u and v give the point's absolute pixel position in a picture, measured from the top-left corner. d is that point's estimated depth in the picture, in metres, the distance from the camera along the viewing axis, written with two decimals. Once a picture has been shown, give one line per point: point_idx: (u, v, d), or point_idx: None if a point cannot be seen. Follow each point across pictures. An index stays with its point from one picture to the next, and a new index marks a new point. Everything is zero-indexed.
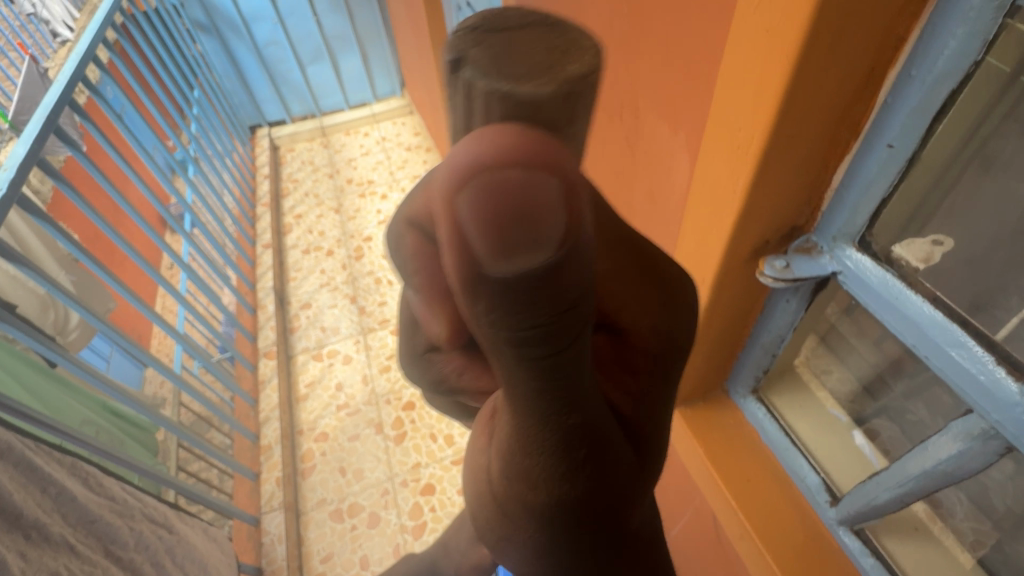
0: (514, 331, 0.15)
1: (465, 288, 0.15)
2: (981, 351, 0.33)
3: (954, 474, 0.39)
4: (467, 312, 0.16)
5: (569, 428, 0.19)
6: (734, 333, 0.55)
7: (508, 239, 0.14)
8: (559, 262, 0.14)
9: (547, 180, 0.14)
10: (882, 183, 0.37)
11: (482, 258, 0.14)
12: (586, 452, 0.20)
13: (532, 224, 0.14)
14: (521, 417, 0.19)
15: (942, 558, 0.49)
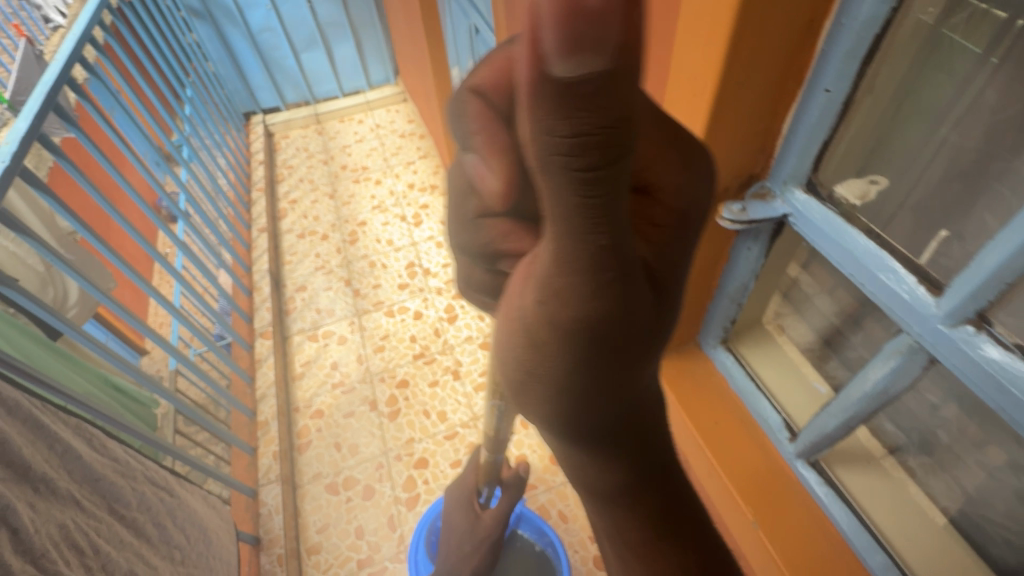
0: (571, 138, 0.17)
1: (532, 92, 0.16)
2: (905, 272, 0.38)
3: (889, 393, 0.43)
4: (528, 118, 0.17)
5: (602, 243, 0.22)
6: (703, 283, 0.60)
7: (578, 42, 0.14)
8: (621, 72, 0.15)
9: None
10: (824, 126, 0.41)
11: (557, 69, 0.15)
12: (610, 268, 0.23)
13: (599, 32, 0.14)
14: (562, 228, 0.21)
15: (890, 486, 0.53)
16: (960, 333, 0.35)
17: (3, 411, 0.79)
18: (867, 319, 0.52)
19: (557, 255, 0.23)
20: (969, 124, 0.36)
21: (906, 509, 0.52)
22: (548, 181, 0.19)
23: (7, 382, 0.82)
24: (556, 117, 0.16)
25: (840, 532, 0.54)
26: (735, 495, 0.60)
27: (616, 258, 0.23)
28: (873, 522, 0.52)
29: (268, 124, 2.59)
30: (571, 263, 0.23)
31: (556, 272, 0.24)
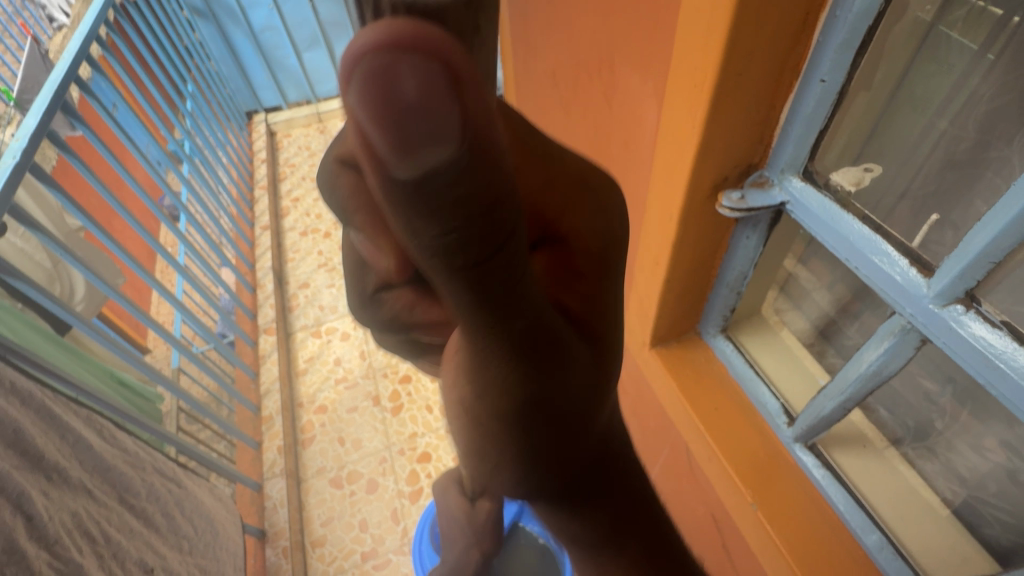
0: (437, 224, 0.18)
1: (385, 192, 0.18)
2: (897, 255, 0.39)
3: (883, 373, 0.45)
4: (390, 215, 0.19)
5: (506, 300, 0.23)
6: (703, 274, 0.61)
7: (412, 134, 0.16)
8: (459, 152, 0.17)
9: (434, 69, 0.15)
10: (821, 115, 0.42)
11: (396, 161, 0.16)
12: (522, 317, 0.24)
13: (427, 118, 0.16)
14: (460, 301, 0.22)
15: (885, 470, 0.56)
16: (949, 312, 0.36)
17: (17, 401, 0.81)
18: (862, 310, 0.55)
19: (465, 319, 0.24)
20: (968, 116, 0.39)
21: (902, 492, 0.54)
22: (431, 266, 0.21)
23: (19, 372, 0.84)
24: (411, 207, 0.18)
25: (839, 514, 0.55)
26: (733, 477, 0.61)
27: (524, 308, 0.24)
28: (870, 505, 0.53)
29: (270, 123, 2.60)
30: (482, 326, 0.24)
31: (473, 336, 0.25)
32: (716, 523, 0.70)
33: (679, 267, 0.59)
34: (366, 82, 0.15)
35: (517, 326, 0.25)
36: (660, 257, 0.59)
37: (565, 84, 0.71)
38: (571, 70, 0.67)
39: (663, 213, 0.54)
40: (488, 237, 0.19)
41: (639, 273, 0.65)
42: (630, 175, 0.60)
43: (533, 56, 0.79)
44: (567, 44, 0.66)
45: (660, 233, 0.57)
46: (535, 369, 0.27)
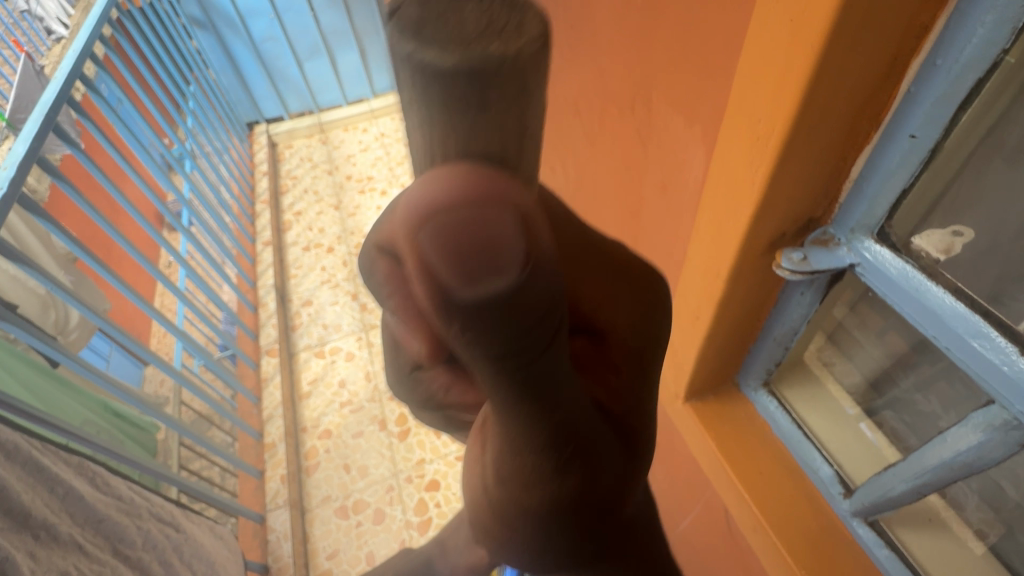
0: (492, 352, 0.17)
1: (439, 320, 0.16)
2: (1003, 341, 0.33)
3: (972, 466, 0.39)
4: (445, 340, 0.17)
5: (555, 417, 0.21)
6: (747, 327, 0.55)
7: (476, 275, 0.15)
8: (532, 274, 0.16)
9: (508, 205, 0.15)
10: (904, 173, 0.36)
11: (451, 291, 0.15)
12: (565, 439, 0.22)
13: (490, 257, 0.15)
14: (510, 416, 0.20)
15: (954, 547, 0.49)
16: None
17: (1, 455, 0.75)
18: (921, 362, 0.49)
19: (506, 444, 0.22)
20: None
21: (976, 574, 0.47)
22: (484, 381, 0.19)
23: (6, 423, 0.79)
24: (466, 333, 0.16)
25: None
26: (785, 554, 0.55)
27: (577, 423, 0.22)
28: None
29: (272, 134, 2.56)
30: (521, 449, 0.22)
31: (511, 458, 0.22)
32: None
33: (720, 323, 0.53)
34: (440, 214, 0.15)
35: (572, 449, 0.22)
36: (700, 312, 0.53)
37: (589, 115, 0.65)
38: (597, 101, 0.62)
39: (709, 267, 0.49)
40: (541, 362, 0.18)
41: (675, 324, 0.60)
42: (665, 218, 0.55)
43: (551, 82, 0.74)
44: (591, 73, 0.61)
45: (703, 286, 0.51)
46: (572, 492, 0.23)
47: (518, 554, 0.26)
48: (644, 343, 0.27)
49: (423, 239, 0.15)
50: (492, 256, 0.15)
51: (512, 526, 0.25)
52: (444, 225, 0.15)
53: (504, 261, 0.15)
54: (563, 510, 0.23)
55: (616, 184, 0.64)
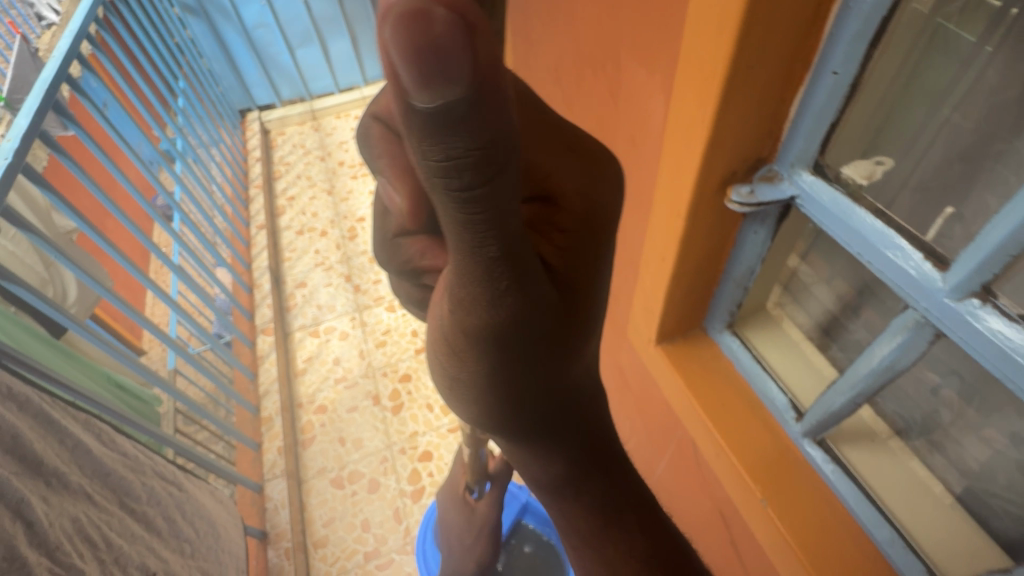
0: (443, 150, 0.22)
1: (405, 115, 0.21)
2: (912, 249, 0.39)
3: (894, 368, 0.45)
4: (408, 139, 0.23)
5: (494, 226, 0.27)
6: (709, 269, 0.61)
7: (432, 76, 0.20)
8: (477, 87, 0.20)
9: (462, 27, 0.19)
10: (831, 110, 0.41)
11: (410, 88, 0.20)
12: (502, 243, 0.28)
13: (441, 60, 0.19)
14: (459, 220, 0.26)
15: (892, 461, 0.55)
16: (965, 305, 0.36)
17: (14, 406, 0.80)
18: (864, 306, 0.56)
19: (459, 251, 0.28)
20: (960, 100, 0.39)
21: (911, 484, 0.54)
22: (435, 187, 0.24)
23: (15, 377, 0.83)
24: (425, 127, 0.21)
25: (847, 506, 0.55)
26: (743, 472, 0.61)
27: (515, 240, 0.28)
28: (879, 497, 0.53)
29: (264, 121, 2.59)
30: (468, 248, 0.28)
31: (465, 262, 0.29)
32: (721, 518, 0.70)
33: (684, 263, 0.58)
34: (404, 18, 0.19)
35: (511, 260, 0.29)
36: (666, 254, 0.59)
37: (568, 79, 0.70)
38: (573, 65, 0.67)
39: (671, 208, 0.54)
40: (485, 172, 0.23)
41: (645, 270, 0.65)
42: (633, 169, 0.60)
43: (532, 52, 0.79)
44: (567, 38, 0.66)
45: (667, 227, 0.56)
46: (505, 287, 0.30)
47: (470, 347, 0.34)
48: (587, 204, 0.41)
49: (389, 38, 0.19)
50: (443, 59, 0.19)
51: (467, 314, 0.32)
52: (403, 25, 0.19)
53: (451, 67, 0.19)
54: (502, 302, 0.31)
55: None
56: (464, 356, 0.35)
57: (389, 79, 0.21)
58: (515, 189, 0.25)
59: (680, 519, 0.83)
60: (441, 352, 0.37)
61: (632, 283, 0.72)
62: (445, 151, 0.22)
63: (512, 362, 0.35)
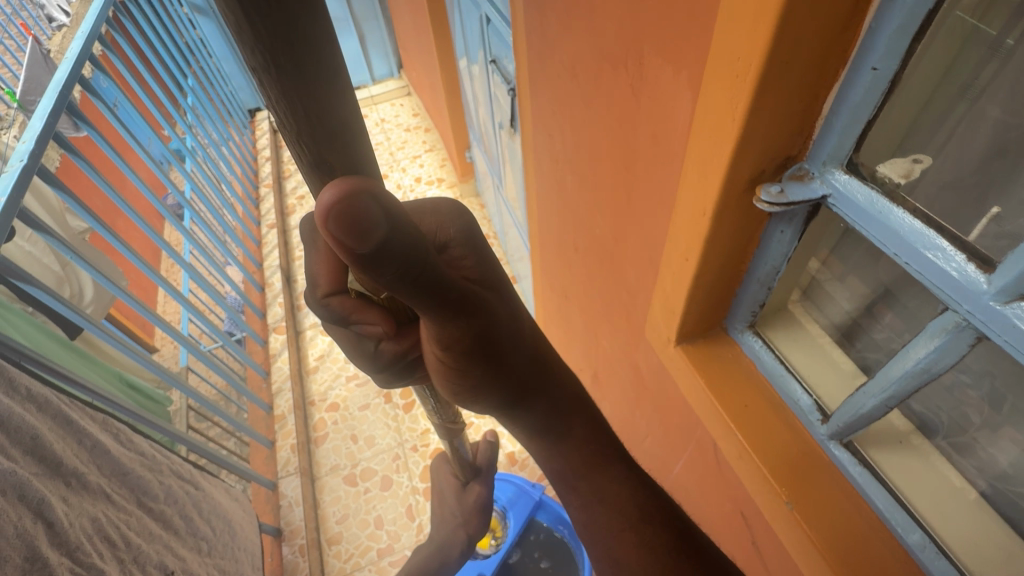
0: (382, 267, 0.32)
1: (350, 258, 0.31)
2: (953, 250, 0.37)
3: (931, 371, 0.43)
4: (358, 268, 0.33)
5: (433, 284, 0.37)
6: (733, 269, 0.60)
7: (360, 229, 0.29)
8: (381, 230, 0.30)
9: (367, 202, 0.29)
10: (870, 105, 0.40)
11: (352, 246, 0.30)
12: (443, 291, 0.38)
13: (361, 222, 0.29)
14: (408, 293, 0.36)
15: (921, 463, 0.54)
16: (1011, 309, 0.34)
17: (33, 407, 0.80)
18: (885, 308, 0.56)
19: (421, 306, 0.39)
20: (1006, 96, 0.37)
21: (940, 486, 0.52)
22: (385, 283, 0.34)
23: (34, 378, 0.83)
24: (368, 260, 0.31)
25: (876, 511, 0.53)
26: (767, 475, 0.59)
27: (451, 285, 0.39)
28: (909, 501, 0.52)
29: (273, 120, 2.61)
30: (422, 302, 0.38)
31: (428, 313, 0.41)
32: (744, 521, 0.68)
33: (708, 263, 0.57)
34: (340, 213, 0.29)
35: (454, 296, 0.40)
36: (689, 254, 0.58)
37: (586, 78, 0.69)
38: (590, 65, 0.66)
39: (696, 208, 0.53)
40: (412, 261, 0.33)
41: (666, 271, 0.64)
42: (655, 169, 0.59)
43: (547, 52, 0.79)
44: (584, 39, 0.66)
45: (691, 226, 0.55)
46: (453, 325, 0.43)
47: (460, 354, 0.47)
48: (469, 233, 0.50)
49: (329, 228, 0.29)
50: (363, 221, 0.29)
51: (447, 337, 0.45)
52: (336, 215, 0.29)
53: (369, 221, 0.29)
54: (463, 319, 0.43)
55: (610, 143, 0.68)
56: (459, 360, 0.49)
57: (333, 242, 0.30)
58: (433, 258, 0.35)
59: (699, 520, 0.82)
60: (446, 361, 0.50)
61: (652, 283, 0.71)
62: (381, 267, 0.32)
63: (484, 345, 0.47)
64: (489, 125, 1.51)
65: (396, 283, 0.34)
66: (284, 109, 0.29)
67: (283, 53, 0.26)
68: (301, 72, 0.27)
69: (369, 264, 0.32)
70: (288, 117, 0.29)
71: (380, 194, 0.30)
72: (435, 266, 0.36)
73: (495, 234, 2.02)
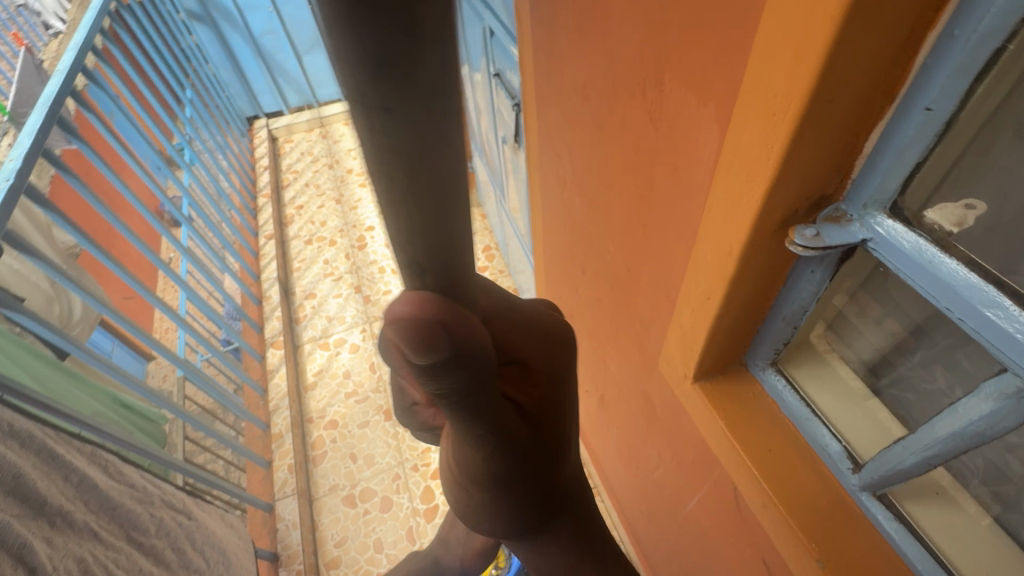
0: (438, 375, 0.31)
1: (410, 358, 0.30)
2: (1017, 309, 0.34)
3: (984, 435, 0.40)
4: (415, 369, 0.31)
5: (478, 404, 0.35)
6: (756, 306, 0.56)
7: (427, 336, 0.28)
8: (449, 343, 0.29)
9: (441, 314, 0.28)
10: (919, 147, 0.36)
11: (412, 349, 0.29)
12: (485, 411, 0.36)
13: (429, 329, 0.28)
14: (454, 406, 0.34)
15: (964, 520, 0.49)
16: None
17: (16, 444, 0.76)
18: (918, 347, 0.52)
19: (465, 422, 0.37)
20: None
21: (985, 545, 0.48)
22: (435, 390, 0.33)
23: (17, 412, 0.80)
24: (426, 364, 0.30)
25: (914, 572, 0.49)
26: (795, 527, 0.56)
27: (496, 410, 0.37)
28: (952, 565, 0.47)
29: (272, 128, 2.57)
30: (466, 417, 0.36)
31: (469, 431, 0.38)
32: (766, 568, 0.65)
33: (732, 302, 0.53)
34: (410, 318, 0.28)
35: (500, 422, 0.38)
36: (711, 292, 0.54)
37: (599, 100, 0.65)
38: (603, 87, 0.63)
39: (720, 246, 0.49)
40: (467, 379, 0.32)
41: (685, 305, 0.61)
42: (675, 200, 0.56)
43: (556, 70, 0.75)
44: (596, 60, 0.62)
45: (715, 264, 0.51)
46: (489, 449, 0.40)
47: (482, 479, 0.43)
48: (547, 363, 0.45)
49: (392, 324, 0.28)
50: (433, 329, 0.28)
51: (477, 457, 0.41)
52: (404, 316, 0.28)
53: (438, 332, 0.28)
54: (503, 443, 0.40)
55: (623, 169, 0.65)
56: (476, 486, 0.44)
57: (395, 337, 0.29)
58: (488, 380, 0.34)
59: (715, 560, 0.79)
60: (457, 482, 0.45)
61: (667, 315, 0.68)
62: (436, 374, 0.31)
63: (514, 477, 0.43)
64: (491, 136, 1.47)
65: (442, 394, 0.33)
66: (385, 181, 0.21)
67: (398, 106, 0.18)
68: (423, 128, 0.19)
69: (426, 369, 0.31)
70: (383, 193, 0.22)
71: (450, 314, 0.29)
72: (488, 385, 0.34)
73: (496, 245, 1.99)
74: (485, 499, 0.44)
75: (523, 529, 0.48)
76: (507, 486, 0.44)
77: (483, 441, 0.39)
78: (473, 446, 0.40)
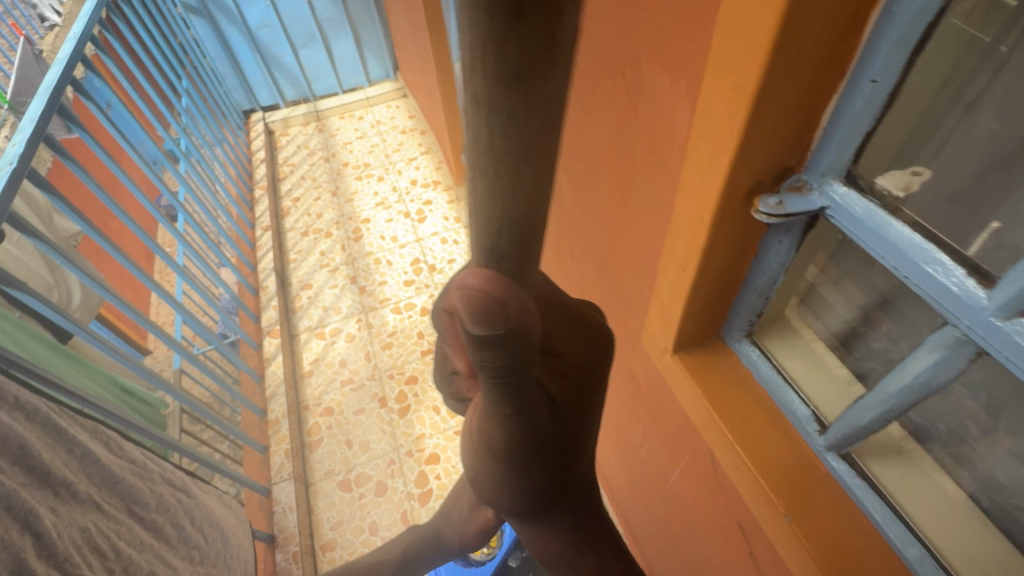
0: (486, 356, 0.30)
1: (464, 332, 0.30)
2: (953, 264, 0.37)
3: (930, 386, 0.43)
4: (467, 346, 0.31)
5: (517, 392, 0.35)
6: (730, 277, 0.59)
7: (487, 312, 0.28)
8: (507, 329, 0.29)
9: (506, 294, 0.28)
10: (868, 117, 0.40)
11: (469, 323, 0.29)
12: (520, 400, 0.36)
13: (493, 306, 0.28)
14: (494, 389, 0.34)
15: (921, 478, 0.53)
16: (1012, 325, 0.34)
17: (22, 416, 0.79)
18: (885, 320, 0.55)
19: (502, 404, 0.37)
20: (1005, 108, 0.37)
21: (940, 500, 0.51)
22: (481, 371, 0.32)
23: (23, 386, 0.83)
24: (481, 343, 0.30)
25: (875, 525, 0.52)
26: (768, 489, 0.59)
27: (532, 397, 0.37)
28: (910, 518, 0.51)
29: (268, 121, 2.59)
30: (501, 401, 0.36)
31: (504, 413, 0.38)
32: (742, 533, 0.68)
33: (706, 273, 0.56)
34: (476, 292, 0.28)
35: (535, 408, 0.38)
36: (686, 263, 0.57)
37: (582, 84, 0.68)
38: (586, 71, 0.66)
39: (693, 216, 0.52)
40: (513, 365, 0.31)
41: (664, 279, 0.63)
42: (653, 177, 0.59)
43: None
44: (580, 45, 0.65)
45: (689, 235, 0.54)
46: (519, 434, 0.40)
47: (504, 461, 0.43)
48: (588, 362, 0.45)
49: (462, 293, 0.29)
50: (495, 306, 0.28)
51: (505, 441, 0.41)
52: (473, 288, 0.29)
53: (501, 310, 0.28)
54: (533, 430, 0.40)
55: (607, 150, 0.68)
56: (496, 466, 0.44)
57: (459, 305, 0.29)
58: (530, 371, 0.33)
59: (697, 531, 0.82)
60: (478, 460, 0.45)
61: (649, 291, 0.71)
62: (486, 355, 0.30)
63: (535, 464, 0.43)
64: None
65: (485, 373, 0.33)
66: (485, 133, 0.22)
67: (525, 72, 0.19)
68: (536, 93, 0.20)
69: (474, 349, 0.31)
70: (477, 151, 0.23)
71: (510, 297, 0.29)
72: (530, 374, 0.34)
73: None
74: (500, 479, 0.44)
75: (532, 510, 0.49)
76: (524, 471, 0.44)
77: (512, 429, 0.39)
78: (504, 430, 0.40)
